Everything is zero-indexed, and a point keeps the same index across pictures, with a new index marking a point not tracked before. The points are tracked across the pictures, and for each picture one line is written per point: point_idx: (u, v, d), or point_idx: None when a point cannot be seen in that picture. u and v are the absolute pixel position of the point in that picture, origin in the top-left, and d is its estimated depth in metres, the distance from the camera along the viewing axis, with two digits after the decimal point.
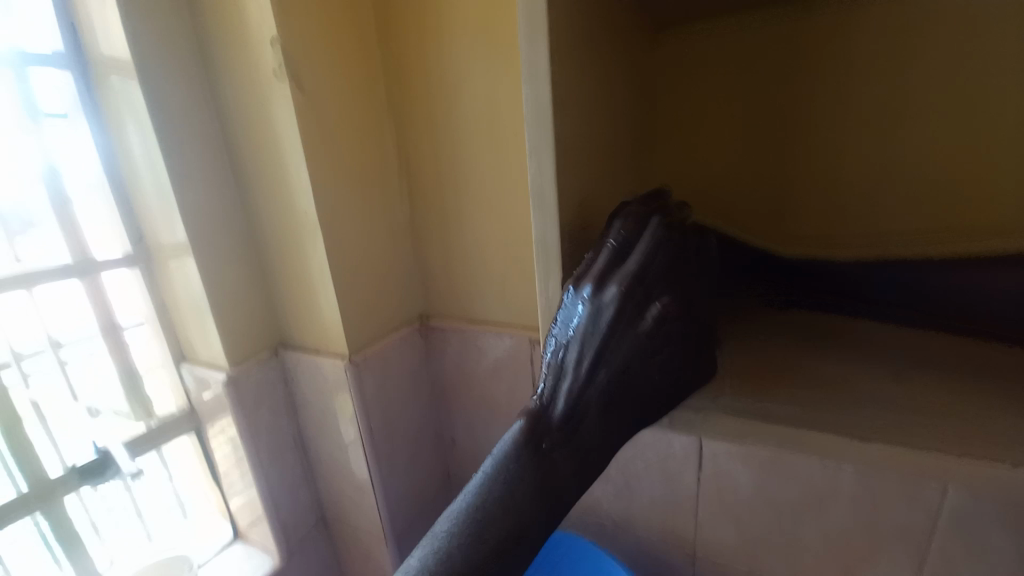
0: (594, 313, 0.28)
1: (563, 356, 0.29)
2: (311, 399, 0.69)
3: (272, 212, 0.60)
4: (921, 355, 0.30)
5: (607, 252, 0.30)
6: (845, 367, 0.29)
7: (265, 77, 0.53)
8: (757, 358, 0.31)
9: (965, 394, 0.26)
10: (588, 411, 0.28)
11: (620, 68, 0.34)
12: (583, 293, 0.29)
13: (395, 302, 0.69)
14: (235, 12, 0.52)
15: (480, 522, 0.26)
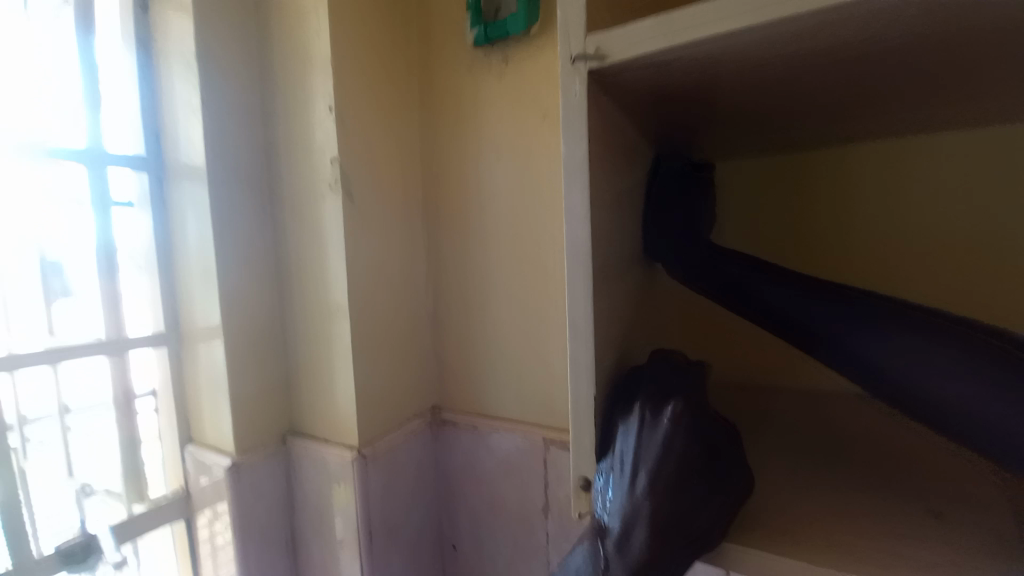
0: (638, 432, 0.30)
1: (612, 477, 0.30)
2: (311, 492, 0.66)
3: (304, 301, 0.63)
4: (954, 498, 0.31)
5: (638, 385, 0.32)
6: (878, 512, 0.29)
7: (320, 185, 0.59)
8: (790, 497, 0.31)
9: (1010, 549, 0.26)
10: (636, 533, 0.27)
11: (644, 208, 0.39)
12: (624, 418, 0.31)
13: (410, 392, 0.69)
14: (302, 131, 0.60)
15: None
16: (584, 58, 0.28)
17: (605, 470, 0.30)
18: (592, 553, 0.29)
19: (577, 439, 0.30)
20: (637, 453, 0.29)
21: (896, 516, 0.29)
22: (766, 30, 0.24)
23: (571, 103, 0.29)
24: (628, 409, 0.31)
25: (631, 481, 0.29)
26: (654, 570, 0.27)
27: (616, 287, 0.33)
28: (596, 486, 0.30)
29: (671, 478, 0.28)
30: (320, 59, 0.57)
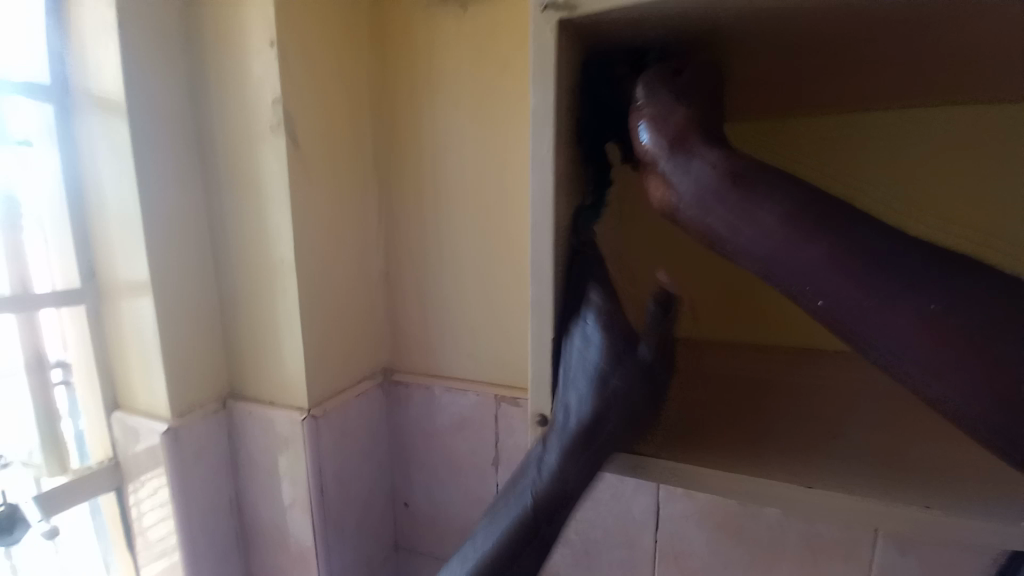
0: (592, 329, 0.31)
1: (573, 378, 0.31)
2: (256, 455, 0.64)
3: (245, 259, 0.59)
4: (850, 418, 0.36)
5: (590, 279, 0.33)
6: (792, 432, 0.34)
7: (261, 132, 0.55)
8: (722, 421, 0.36)
9: (890, 457, 0.31)
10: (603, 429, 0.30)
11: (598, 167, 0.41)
12: (578, 319, 0.32)
13: (362, 354, 0.68)
14: (238, 70, 0.55)
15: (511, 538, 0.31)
16: (554, 7, 0.28)
17: (568, 374, 0.31)
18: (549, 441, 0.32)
19: (533, 375, 0.33)
20: (590, 356, 0.31)
21: (803, 435, 0.34)
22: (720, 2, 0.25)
23: (540, 53, 0.29)
24: (581, 308, 0.32)
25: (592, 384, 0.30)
26: (599, 447, 0.31)
27: (572, 241, 0.35)
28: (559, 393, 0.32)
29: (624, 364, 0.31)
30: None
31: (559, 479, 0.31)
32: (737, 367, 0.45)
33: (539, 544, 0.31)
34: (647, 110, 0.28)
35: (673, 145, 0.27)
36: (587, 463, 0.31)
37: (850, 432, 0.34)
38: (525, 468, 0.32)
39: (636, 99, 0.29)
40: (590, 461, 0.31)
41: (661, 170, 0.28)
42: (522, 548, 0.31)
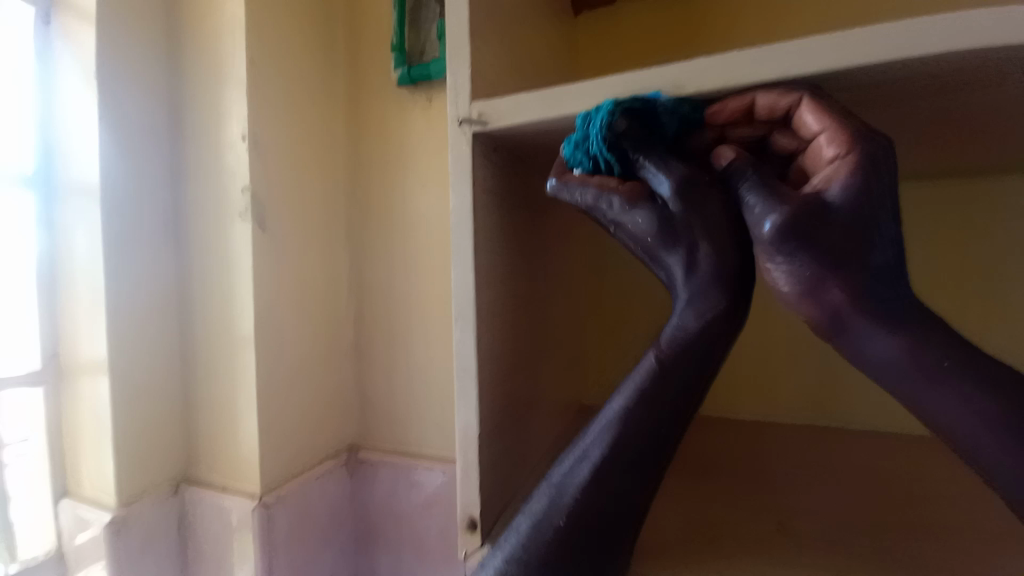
0: (650, 211, 0.29)
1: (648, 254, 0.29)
2: (208, 544, 0.60)
3: (209, 335, 0.59)
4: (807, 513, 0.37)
5: (637, 225, 0.29)
6: (757, 531, 0.34)
7: (229, 214, 0.57)
8: (694, 523, 0.36)
9: (840, 559, 0.31)
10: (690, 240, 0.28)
11: (538, 251, 0.42)
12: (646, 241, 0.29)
13: (327, 430, 0.66)
14: (213, 157, 0.58)
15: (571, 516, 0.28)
16: (469, 121, 0.30)
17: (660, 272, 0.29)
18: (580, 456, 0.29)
19: (465, 463, 0.31)
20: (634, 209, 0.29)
21: (761, 535, 0.34)
22: (618, 109, 0.29)
23: (458, 160, 0.30)
24: (641, 231, 0.29)
25: (653, 216, 0.29)
26: (632, 455, 0.28)
27: (504, 329, 0.35)
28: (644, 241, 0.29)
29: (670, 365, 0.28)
30: (235, 90, 0.56)
31: (590, 501, 0.28)
32: (709, 459, 0.46)
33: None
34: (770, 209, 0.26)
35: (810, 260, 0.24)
36: (624, 482, 0.28)
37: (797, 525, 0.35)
38: (554, 491, 0.29)
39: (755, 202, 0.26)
40: (626, 480, 0.28)
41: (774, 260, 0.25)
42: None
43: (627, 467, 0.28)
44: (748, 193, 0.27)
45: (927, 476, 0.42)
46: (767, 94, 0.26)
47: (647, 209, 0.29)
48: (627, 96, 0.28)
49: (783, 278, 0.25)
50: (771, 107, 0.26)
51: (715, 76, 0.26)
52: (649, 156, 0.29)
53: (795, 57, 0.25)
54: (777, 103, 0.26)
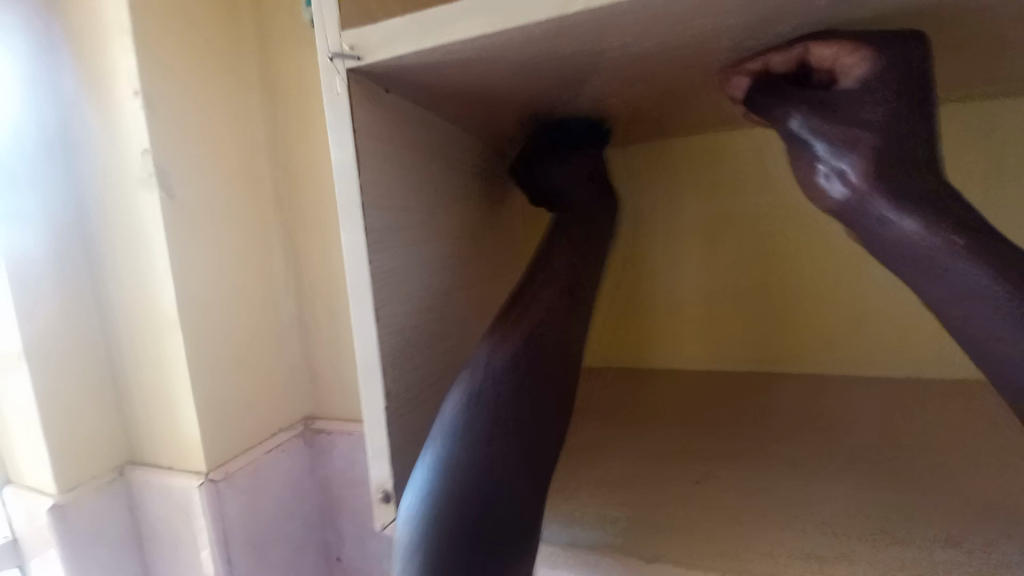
0: (808, 128, 0.29)
1: (826, 159, 0.29)
2: (163, 523, 0.59)
3: (133, 314, 0.55)
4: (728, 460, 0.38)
5: (824, 136, 0.29)
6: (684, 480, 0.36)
7: (134, 180, 0.51)
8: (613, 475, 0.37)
9: (749, 503, 0.32)
10: (853, 141, 0.28)
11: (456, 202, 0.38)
12: (817, 150, 0.29)
13: (277, 403, 0.64)
14: (108, 116, 0.51)
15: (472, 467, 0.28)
16: (340, 56, 0.26)
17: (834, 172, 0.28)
18: (460, 399, 0.30)
19: (370, 442, 0.30)
20: (812, 122, 0.29)
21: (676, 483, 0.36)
22: (504, 37, 0.24)
23: (333, 102, 0.26)
24: (809, 136, 0.29)
25: (824, 126, 0.29)
26: (517, 393, 0.31)
27: (414, 290, 0.32)
28: (825, 155, 0.29)
29: (908, 244, 0.27)
30: (121, 37, 0.49)
31: (491, 447, 0.29)
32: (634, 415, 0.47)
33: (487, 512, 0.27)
34: (837, 129, 0.28)
35: (876, 169, 0.27)
36: (502, 418, 0.30)
37: (713, 476, 0.36)
38: (447, 434, 0.29)
39: (802, 127, 0.29)
40: (518, 407, 0.31)
41: (823, 162, 0.29)
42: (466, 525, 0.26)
43: (507, 410, 0.30)
44: (805, 128, 0.29)
45: (851, 420, 0.43)
46: (777, 53, 0.31)
47: (821, 115, 0.29)
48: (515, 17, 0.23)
49: (841, 176, 0.28)
50: (788, 59, 0.31)
51: None
52: (778, 104, 0.31)
53: None
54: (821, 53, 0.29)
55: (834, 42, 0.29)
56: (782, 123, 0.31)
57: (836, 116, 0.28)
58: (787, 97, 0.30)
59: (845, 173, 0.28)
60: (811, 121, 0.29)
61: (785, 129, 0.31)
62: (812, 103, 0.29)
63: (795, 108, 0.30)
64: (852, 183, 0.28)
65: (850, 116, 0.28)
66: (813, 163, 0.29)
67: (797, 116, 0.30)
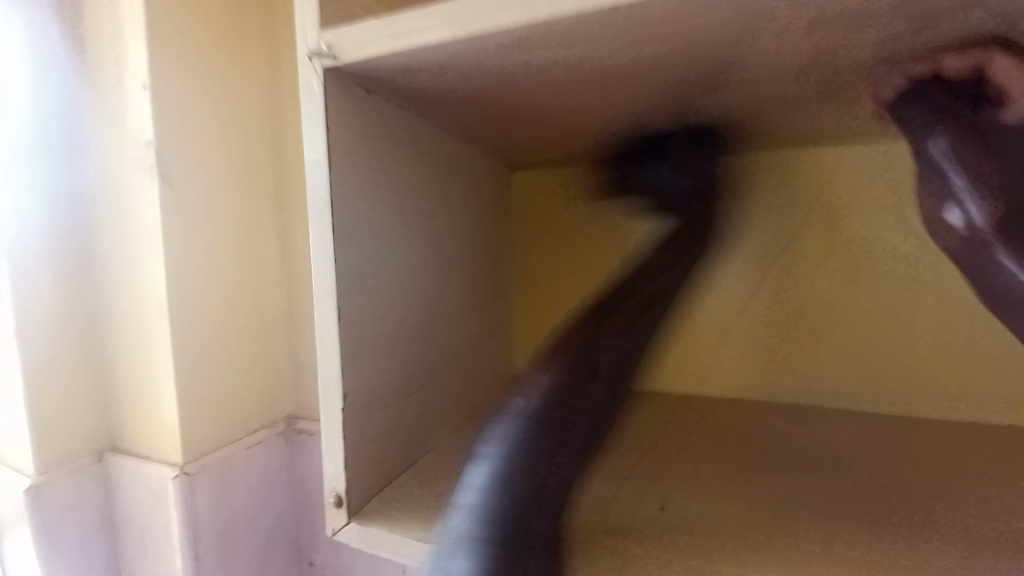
0: (970, 147, 0.29)
1: (951, 186, 0.30)
2: (135, 512, 0.59)
3: (124, 299, 0.56)
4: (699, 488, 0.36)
5: (952, 162, 0.30)
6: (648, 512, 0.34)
7: (135, 169, 0.52)
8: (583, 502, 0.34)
9: (711, 535, 0.31)
10: (977, 180, 0.29)
11: (435, 205, 0.39)
12: (951, 174, 0.30)
13: (260, 398, 0.64)
14: (116, 106, 0.53)
15: (506, 489, 0.30)
16: (318, 54, 0.26)
17: (955, 200, 0.30)
18: (505, 423, 0.32)
19: (326, 446, 0.30)
20: (951, 146, 0.30)
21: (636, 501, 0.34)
22: (472, 44, 0.25)
23: (308, 99, 0.27)
24: (942, 162, 0.30)
25: (971, 153, 0.29)
26: (564, 423, 0.33)
27: (383, 288, 0.33)
28: (957, 183, 0.30)
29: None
30: (137, 30, 0.51)
31: (524, 475, 0.30)
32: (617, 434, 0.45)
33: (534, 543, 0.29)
34: (961, 161, 0.29)
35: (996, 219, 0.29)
36: (536, 450, 0.31)
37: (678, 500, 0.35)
38: (486, 459, 0.31)
39: (933, 151, 0.31)
40: (558, 438, 0.32)
41: (954, 193, 0.30)
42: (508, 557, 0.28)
43: (558, 441, 0.32)
44: (937, 154, 0.30)
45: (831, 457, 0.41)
46: (954, 56, 0.31)
47: (968, 140, 0.29)
48: (479, 23, 0.24)
49: (969, 211, 0.30)
50: (966, 67, 0.30)
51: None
52: (919, 119, 0.32)
53: None
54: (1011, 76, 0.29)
55: (1019, 64, 0.29)
56: (921, 141, 0.31)
57: (987, 147, 0.29)
58: (929, 120, 0.31)
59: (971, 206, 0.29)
60: (955, 146, 0.30)
61: (924, 148, 0.31)
62: (963, 121, 0.30)
63: (942, 130, 0.30)
64: (978, 221, 0.29)
65: (988, 153, 0.29)
66: (943, 189, 0.31)
67: (938, 138, 0.30)
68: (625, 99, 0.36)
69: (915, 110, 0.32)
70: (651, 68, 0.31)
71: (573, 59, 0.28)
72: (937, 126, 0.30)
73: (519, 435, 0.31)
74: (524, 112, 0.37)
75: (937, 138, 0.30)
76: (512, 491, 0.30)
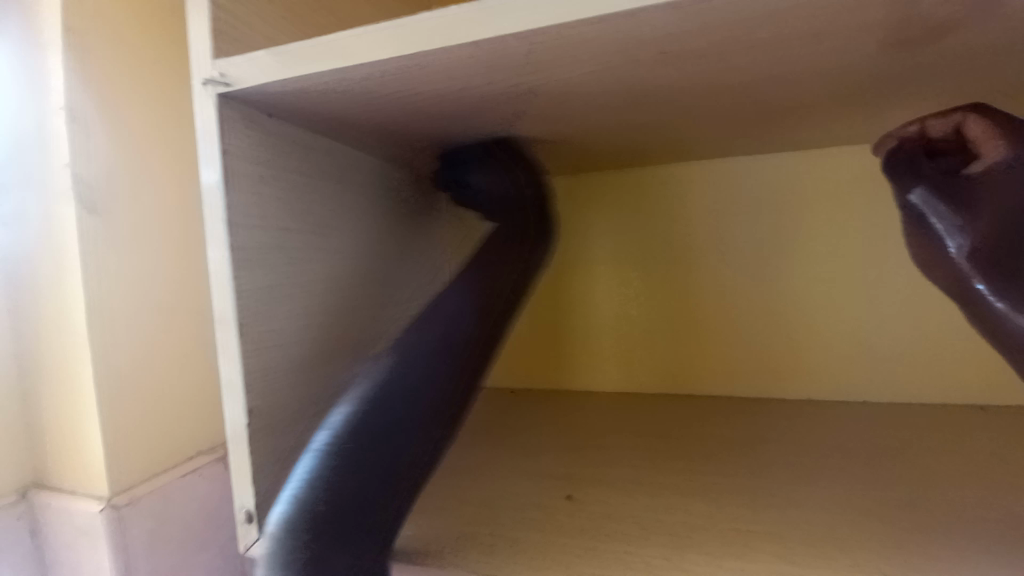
0: (928, 203, 0.39)
1: (935, 229, 0.38)
2: (62, 553, 0.56)
3: (45, 329, 0.54)
4: (608, 493, 0.39)
5: (935, 212, 0.38)
6: (567, 515, 0.37)
7: (52, 193, 0.51)
8: (509, 507, 0.38)
9: (606, 537, 0.34)
10: (952, 220, 0.37)
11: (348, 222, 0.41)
12: (931, 220, 0.38)
13: (198, 424, 0.62)
14: (33, 129, 0.52)
15: (335, 462, 0.33)
16: (213, 81, 0.28)
17: (948, 234, 0.37)
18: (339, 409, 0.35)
19: (233, 461, 0.31)
20: (930, 198, 0.38)
21: (547, 508, 0.38)
22: (357, 74, 0.27)
23: (204, 124, 0.28)
24: (924, 212, 0.39)
25: (946, 206, 0.37)
26: (393, 404, 0.36)
27: (291, 303, 0.34)
28: (939, 227, 0.38)
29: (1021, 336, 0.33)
30: (53, 52, 0.50)
31: (344, 443, 0.33)
32: (553, 449, 0.49)
33: (368, 526, 0.32)
34: (942, 208, 0.38)
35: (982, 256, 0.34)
36: (360, 428, 0.34)
37: (585, 498, 0.39)
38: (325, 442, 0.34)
39: (916, 202, 0.40)
40: (382, 413, 0.35)
41: (943, 234, 0.38)
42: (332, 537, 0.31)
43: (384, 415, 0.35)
44: (922, 204, 0.39)
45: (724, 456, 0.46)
46: (937, 119, 0.42)
47: (937, 193, 0.38)
48: (358, 59, 0.26)
49: (955, 242, 0.36)
50: (946, 126, 0.41)
51: (438, 36, 0.24)
52: (909, 183, 0.41)
53: (511, 10, 0.24)
54: (979, 123, 0.38)
55: (985, 120, 0.38)
56: (906, 197, 0.41)
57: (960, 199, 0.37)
58: (914, 177, 0.41)
59: (954, 240, 0.36)
60: (930, 198, 0.39)
61: (910, 198, 0.40)
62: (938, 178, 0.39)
63: (917, 186, 0.40)
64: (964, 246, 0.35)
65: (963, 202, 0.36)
66: (936, 233, 0.38)
67: (918, 191, 0.40)
68: (526, 118, 0.39)
69: (902, 176, 0.42)
70: (537, 93, 0.34)
71: (460, 85, 0.30)
72: (920, 184, 0.39)
73: (357, 402, 0.35)
74: (431, 131, 0.40)
75: (917, 188, 0.40)
76: (346, 450, 0.33)
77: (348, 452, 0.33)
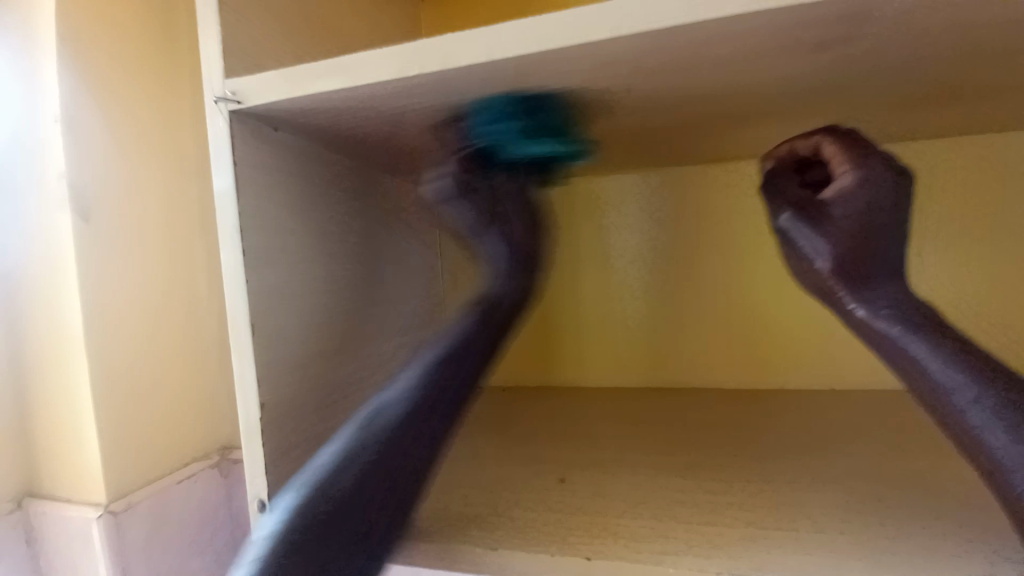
0: (796, 228, 0.36)
1: (803, 252, 0.35)
2: (57, 559, 0.56)
3: (40, 337, 0.54)
4: (596, 472, 0.42)
5: (805, 234, 0.35)
6: (556, 493, 0.39)
7: (47, 202, 0.52)
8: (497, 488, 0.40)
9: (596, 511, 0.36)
10: (823, 248, 0.34)
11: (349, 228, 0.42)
12: (798, 245, 0.35)
13: (193, 430, 0.63)
14: (28, 140, 0.52)
15: (327, 490, 0.31)
16: (224, 99, 0.30)
17: (818, 259, 0.34)
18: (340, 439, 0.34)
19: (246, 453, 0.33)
20: (799, 220, 0.35)
21: (538, 489, 0.40)
22: (359, 92, 0.29)
23: (216, 139, 0.30)
24: (793, 235, 0.36)
25: (816, 227, 0.35)
26: (399, 433, 0.34)
27: (295, 306, 0.35)
28: (805, 250, 0.35)
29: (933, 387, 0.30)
30: (49, 65, 0.51)
31: (344, 470, 0.32)
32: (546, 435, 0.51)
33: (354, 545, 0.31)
34: (813, 233, 0.35)
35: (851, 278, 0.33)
36: (377, 454, 0.33)
37: (577, 477, 0.41)
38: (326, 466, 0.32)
39: (784, 225, 0.36)
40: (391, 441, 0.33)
41: (809, 255, 0.35)
42: (338, 523, 0.31)
43: (394, 441, 0.33)
44: (790, 227, 0.36)
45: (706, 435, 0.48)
46: (800, 140, 0.38)
47: (807, 216, 0.35)
48: (360, 78, 0.28)
49: (822, 262, 0.34)
50: (808, 145, 0.37)
51: (435, 59, 0.27)
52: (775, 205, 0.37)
53: (502, 37, 0.26)
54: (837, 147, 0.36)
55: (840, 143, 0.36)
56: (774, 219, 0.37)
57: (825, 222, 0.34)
58: (778, 199, 0.37)
59: (819, 259, 0.34)
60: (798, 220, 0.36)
61: (776, 222, 0.37)
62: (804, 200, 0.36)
63: (783, 209, 0.36)
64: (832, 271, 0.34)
65: (830, 226, 0.34)
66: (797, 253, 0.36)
67: (784, 214, 0.36)
68: None
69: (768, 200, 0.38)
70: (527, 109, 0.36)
71: (455, 100, 0.33)
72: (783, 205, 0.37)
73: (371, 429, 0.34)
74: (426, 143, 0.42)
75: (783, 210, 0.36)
76: (342, 480, 0.32)
77: (365, 445, 0.33)
